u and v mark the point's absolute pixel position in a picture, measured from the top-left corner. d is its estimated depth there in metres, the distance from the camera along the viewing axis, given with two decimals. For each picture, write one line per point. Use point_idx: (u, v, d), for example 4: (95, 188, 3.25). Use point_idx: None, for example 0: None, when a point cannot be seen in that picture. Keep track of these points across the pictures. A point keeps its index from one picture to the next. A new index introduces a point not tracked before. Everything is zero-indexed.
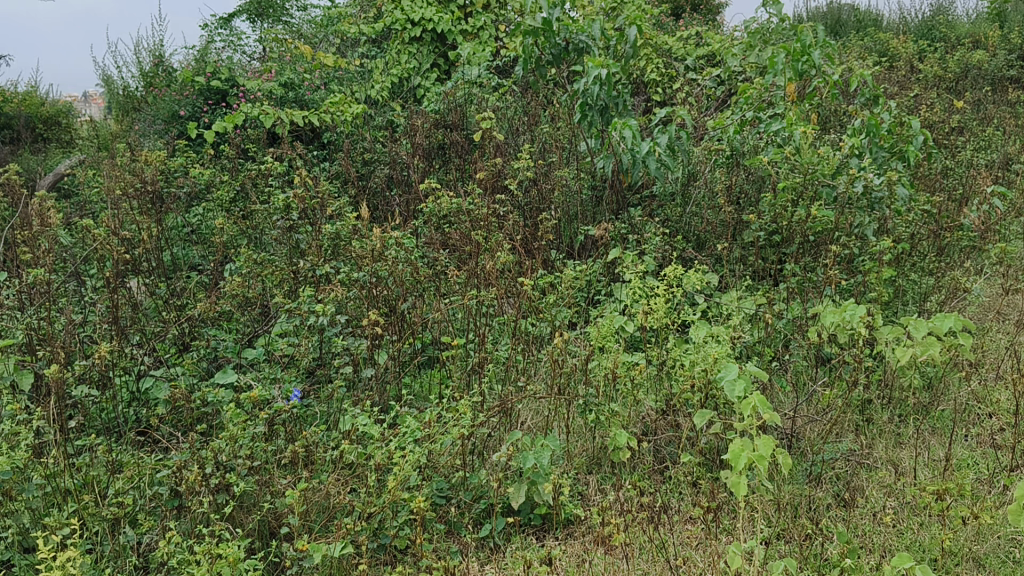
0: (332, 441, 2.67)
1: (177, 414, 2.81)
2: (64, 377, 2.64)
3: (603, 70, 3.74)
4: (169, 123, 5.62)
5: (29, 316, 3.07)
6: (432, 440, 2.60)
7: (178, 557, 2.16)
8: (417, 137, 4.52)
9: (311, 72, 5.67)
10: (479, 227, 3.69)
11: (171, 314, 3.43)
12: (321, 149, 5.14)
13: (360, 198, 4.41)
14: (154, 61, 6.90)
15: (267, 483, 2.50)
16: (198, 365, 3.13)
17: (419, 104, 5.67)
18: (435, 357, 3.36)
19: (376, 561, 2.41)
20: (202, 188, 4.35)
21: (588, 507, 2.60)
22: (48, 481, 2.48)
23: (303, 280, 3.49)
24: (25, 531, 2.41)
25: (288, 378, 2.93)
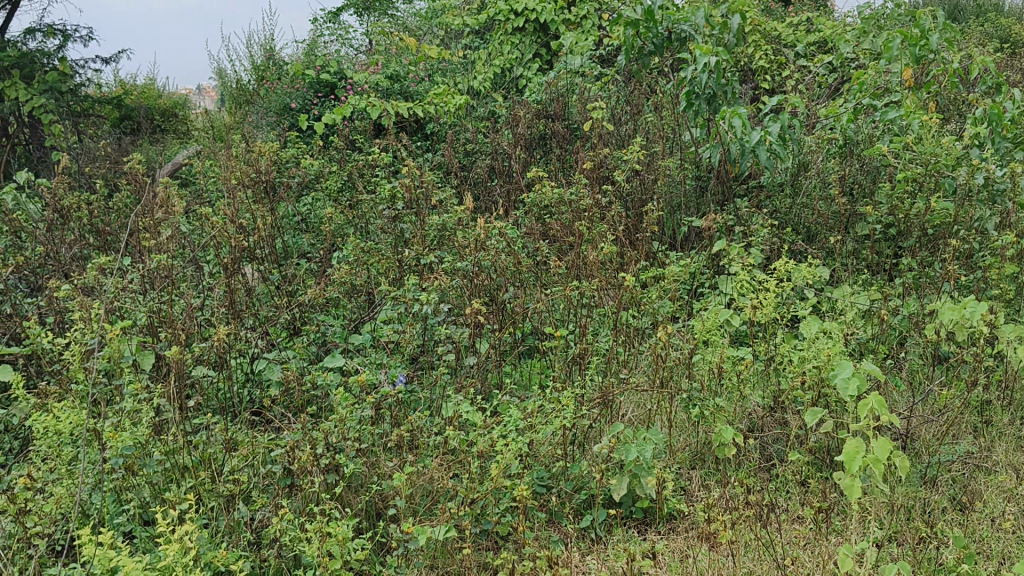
0: (435, 427, 2.71)
1: (288, 397, 2.90)
2: (184, 358, 2.75)
3: (711, 58, 3.57)
4: (280, 115, 5.86)
5: (150, 300, 3.21)
6: (534, 430, 2.60)
7: (290, 535, 2.23)
8: (519, 127, 4.51)
9: (415, 64, 5.76)
10: (582, 217, 3.67)
11: (281, 300, 3.54)
12: (424, 140, 5.22)
13: (462, 188, 4.46)
14: (266, 55, 7.15)
15: (374, 466, 2.55)
16: (308, 350, 3.22)
17: (521, 95, 5.67)
18: (536, 347, 3.36)
19: (478, 546, 2.42)
20: (312, 179, 4.46)
21: (692, 503, 2.55)
22: (168, 457, 2.60)
23: (409, 269, 3.58)
24: (145, 504, 2.52)
25: (393, 364, 2.98)
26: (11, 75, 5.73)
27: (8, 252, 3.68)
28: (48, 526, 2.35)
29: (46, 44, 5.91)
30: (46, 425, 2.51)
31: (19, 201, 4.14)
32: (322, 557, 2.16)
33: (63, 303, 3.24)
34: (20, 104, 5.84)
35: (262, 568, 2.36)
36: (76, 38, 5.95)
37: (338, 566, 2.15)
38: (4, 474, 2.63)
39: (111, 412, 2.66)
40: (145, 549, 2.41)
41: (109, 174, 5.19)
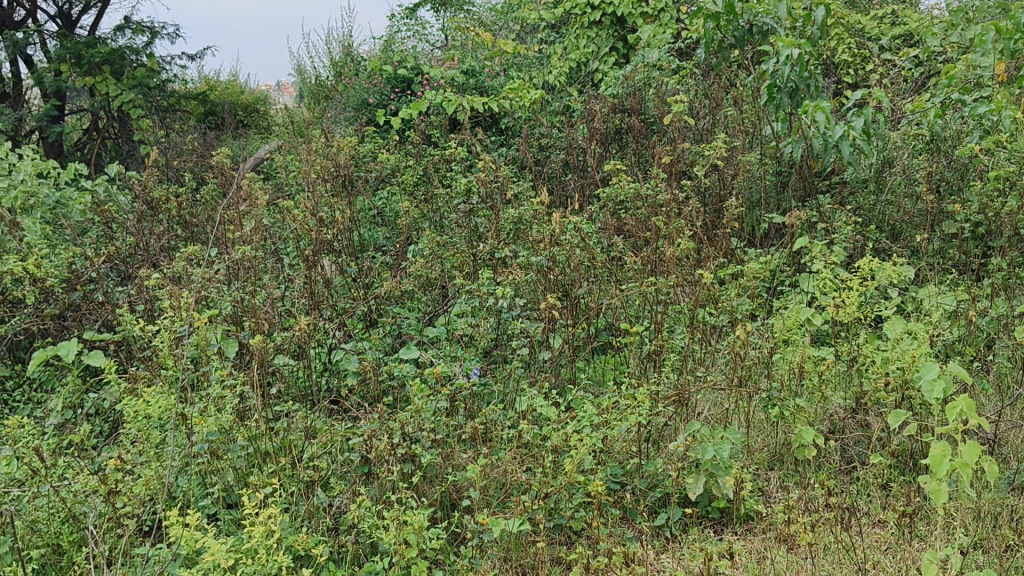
0: (509, 420, 2.71)
1: (364, 387, 2.95)
2: (266, 347, 2.82)
3: (794, 50, 3.46)
4: (358, 110, 6.00)
5: (233, 290, 3.30)
6: (608, 426, 2.57)
7: (367, 522, 2.27)
8: (595, 122, 4.48)
9: (491, 59, 5.79)
10: (659, 212, 3.64)
11: (358, 292, 3.61)
12: (499, 134, 5.28)
13: (537, 182, 4.47)
14: (344, 52, 7.27)
15: (448, 457, 2.58)
16: (383, 341, 3.26)
17: (596, 90, 5.64)
18: (610, 343, 3.34)
19: (552, 541, 2.43)
20: (389, 173, 4.52)
21: (769, 503, 2.52)
22: (250, 442, 2.68)
23: (484, 263, 3.60)
24: (229, 488, 2.63)
25: (467, 357, 2.99)
26: (102, 71, 5.95)
27: (100, 242, 3.82)
28: (137, 507, 2.44)
29: (135, 41, 6.11)
30: (137, 409, 2.60)
31: (111, 192, 4.29)
32: (399, 545, 2.19)
33: (152, 292, 3.35)
34: (110, 99, 6.06)
35: (339, 553, 2.41)
36: (163, 34, 6.13)
37: (413, 555, 2.18)
38: (97, 454, 2.74)
39: (197, 397, 2.74)
40: (229, 531, 2.50)
41: (194, 167, 5.34)
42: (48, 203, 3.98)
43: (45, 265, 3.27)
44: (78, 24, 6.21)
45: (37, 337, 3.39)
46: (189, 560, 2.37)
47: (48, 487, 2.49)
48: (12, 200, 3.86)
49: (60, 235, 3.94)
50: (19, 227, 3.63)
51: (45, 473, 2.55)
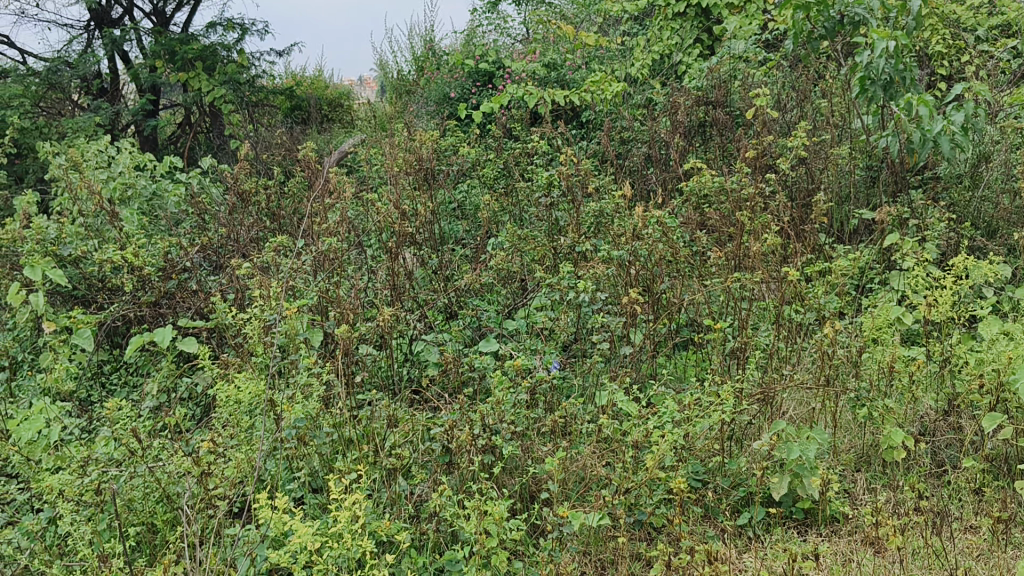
0: (589, 414, 2.69)
1: (444, 378, 2.98)
2: (351, 337, 2.88)
3: (891, 42, 3.36)
4: (440, 104, 6.10)
5: (319, 281, 3.40)
6: (690, 423, 2.51)
7: (449, 510, 2.30)
8: (678, 115, 4.44)
9: (573, 51, 5.79)
10: (743, 207, 3.58)
11: (438, 284, 3.64)
12: (579, 128, 5.33)
13: (618, 176, 4.45)
14: (426, 46, 7.36)
15: (529, 449, 2.59)
16: (464, 332, 3.29)
17: (679, 82, 5.59)
18: (691, 339, 3.30)
19: (632, 536, 2.42)
20: (471, 166, 4.56)
21: (856, 506, 2.47)
22: (336, 429, 2.78)
23: (565, 257, 3.59)
24: (314, 472, 2.72)
25: (547, 351, 2.96)
26: (195, 67, 6.14)
27: (194, 233, 3.95)
28: (229, 489, 2.53)
29: (226, 37, 6.29)
30: (228, 394, 2.71)
31: (204, 184, 4.43)
32: (480, 535, 2.21)
33: (244, 281, 3.46)
34: (202, 95, 6.26)
35: (421, 540, 2.45)
36: (253, 31, 6.29)
37: (493, 545, 2.20)
38: (190, 437, 2.83)
39: (286, 384, 2.82)
40: (314, 514, 2.57)
41: (282, 160, 5.47)
42: (144, 195, 4.13)
43: (142, 255, 3.41)
44: (172, 21, 6.42)
45: (134, 323, 3.53)
46: (277, 542, 2.44)
47: (144, 467, 2.57)
48: (111, 192, 4.01)
49: (156, 226, 4.09)
50: (118, 218, 3.79)
51: (141, 453, 2.64)
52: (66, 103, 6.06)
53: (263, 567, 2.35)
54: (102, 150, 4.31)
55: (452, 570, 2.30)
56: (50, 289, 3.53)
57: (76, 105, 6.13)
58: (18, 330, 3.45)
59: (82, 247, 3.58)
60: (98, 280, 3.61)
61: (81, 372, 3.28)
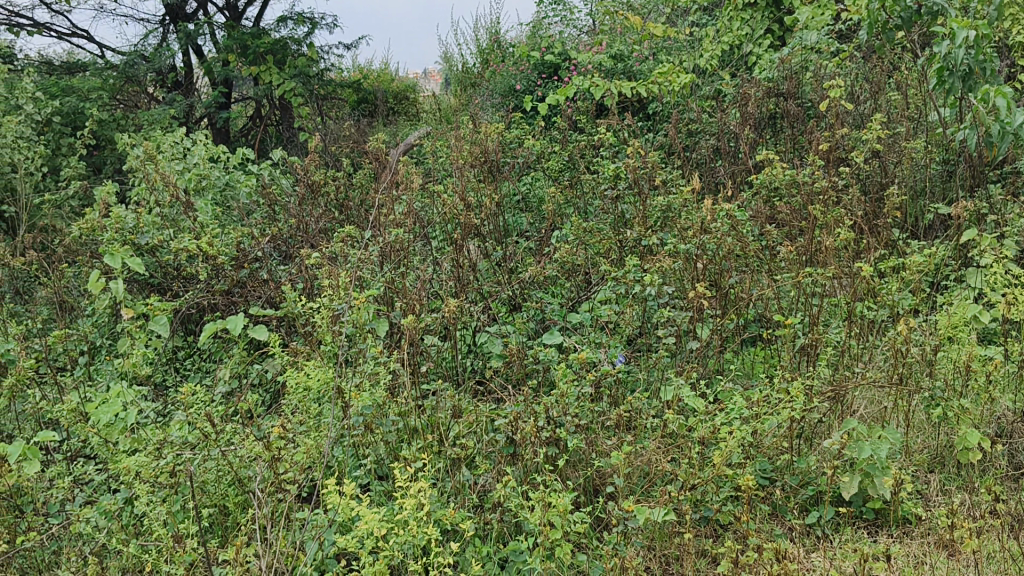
0: (654, 409, 2.67)
1: (508, 369, 2.99)
2: (417, 327, 2.91)
3: (971, 32, 3.24)
4: (506, 96, 6.17)
5: (387, 272, 3.44)
6: (759, 420, 2.47)
7: (513, 501, 2.31)
8: (748, 107, 4.36)
9: (640, 42, 5.75)
10: (813, 201, 3.52)
11: (502, 276, 3.63)
12: (646, 120, 5.30)
13: (685, 169, 4.41)
14: (492, 38, 7.38)
15: (593, 443, 2.58)
16: (528, 324, 3.29)
17: (749, 73, 5.51)
18: (760, 335, 3.25)
19: (698, 532, 2.39)
20: (536, 158, 4.56)
21: (928, 507, 2.42)
22: (401, 418, 2.81)
23: (630, 250, 3.57)
24: (380, 460, 2.76)
25: (613, 344, 2.93)
26: (266, 61, 6.25)
27: (265, 223, 4.03)
28: (298, 473, 2.58)
29: (296, 31, 6.39)
30: (298, 381, 2.81)
31: (275, 175, 4.51)
32: (544, 526, 2.21)
33: (313, 271, 3.52)
34: (272, 88, 6.38)
35: (485, 530, 2.46)
36: (322, 25, 6.38)
37: (558, 536, 2.19)
38: (260, 422, 2.90)
39: (353, 373, 2.86)
40: (379, 501, 2.60)
41: (350, 152, 5.55)
42: (218, 186, 4.23)
43: (216, 244, 3.56)
44: (244, 15, 6.54)
45: (207, 310, 3.62)
46: (344, 527, 2.48)
47: (218, 450, 2.64)
48: (186, 182, 4.12)
49: (229, 216, 4.19)
50: (192, 208, 3.88)
51: (214, 437, 2.71)
52: (142, 95, 6.20)
53: (330, 552, 2.39)
54: (177, 142, 4.42)
55: (516, 561, 2.31)
56: (128, 276, 3.66)
57: (152, 98, 6.26)
58: (98, 316, 3.57)
59: (158, 237, 3.69)
60: (173, 269, 3.72)
61: (157, 357, 3.38)
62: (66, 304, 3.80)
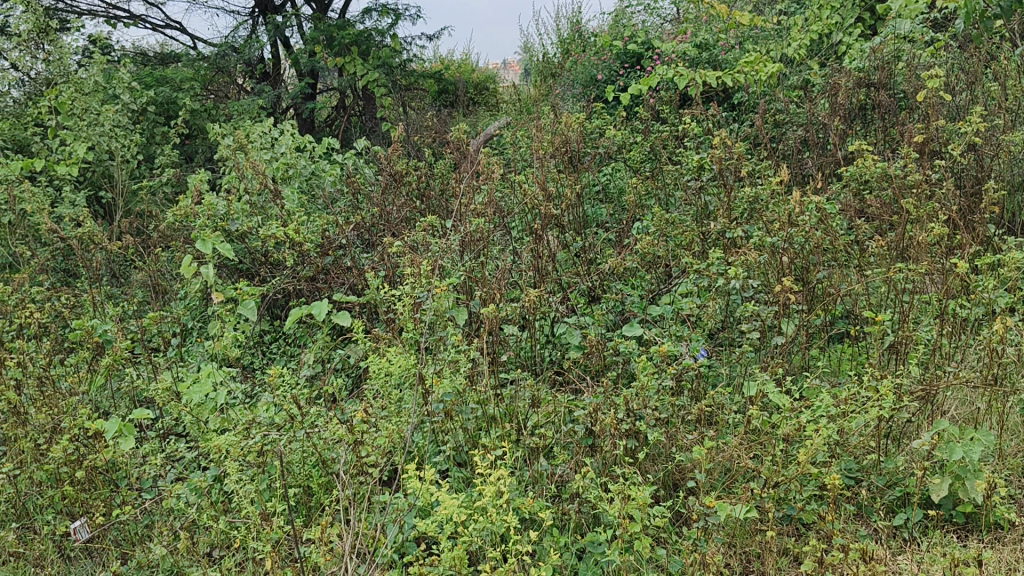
0: (737, 404, 2.62)
1: (587, 360, 2.98)
2: (498, 316, 2.93)
3: None
4: (586, 86, 6.23)
5: (467, 261, 3.47)
6: (845, 418, 2.41)
7: (592, 493, 2.30)
8: (837, 97, 4.26)
9: (725, 31, 5.67)
10: (905, 195, 3.41)
11: (581, 267, 3.61)
12: (730, 110, 5.22)
13: (770, 160, 4.33)
14: (574, 28, 7.37)
15: (674, 437, 2.55)
16: (607, 316, 3.28)
17: (838, 63, 5.37)
18: (847, 332, 3.17)
19: (780, 531, 2.35)
20: (618, 149, 4.54)
21: (1023, 514, 2.33)
22: (480, 406, 2.83)
23: (714, 242, 3.52)
24: (459, 447, 2.78)
25: (695, 338, 2.90)
26: (350, 52, 6.34)
27: (348, 212, 4.11)
28: (379, 457, 2.62)
29: (380, 22, 6.46)
30: (380, 367, 2.85)
31: (359, 165, 4.59)
32: (623, 519, 2.18)
33: (395, 259, 3.57)
34: (356, 79, 6.48)
35: (562, 520, 2.47)
36: (406, 16, 6.44)
37: (637, 530, 2.16)
38: (344, 406, 2.96)
39: (434, 360, 2.90)
40: (458, 487, 2.64)
41: (432, 142, 5.61)
42: (304, 174, 4.33)
43: (302, 231, 3.64)
44: (330, 7, 6.65)
45: (293, 296, 3.72)
46: (423, 512, 2.52)
47: (303, 432, 2.70)
48: (274, 171, 4.25)
49: (314, 204, 4.28)
50: (280, 196, 3.98)
51: (300, 419, 2.77)
52: (232, 86, 6.46)
53: (410, 536, 2.42)
54: (267, 131, 4.53)
55: (594, 552, 2.31)
56: (219, 262, 3.79)
57: (241, 88, 6.51)
58: (189, 299, 3.71)
59: (246, 223, 3.80)
60: (260, 255, 3.83)
61: (245, 341, 3.49)
62: (160, 287, 3.94)
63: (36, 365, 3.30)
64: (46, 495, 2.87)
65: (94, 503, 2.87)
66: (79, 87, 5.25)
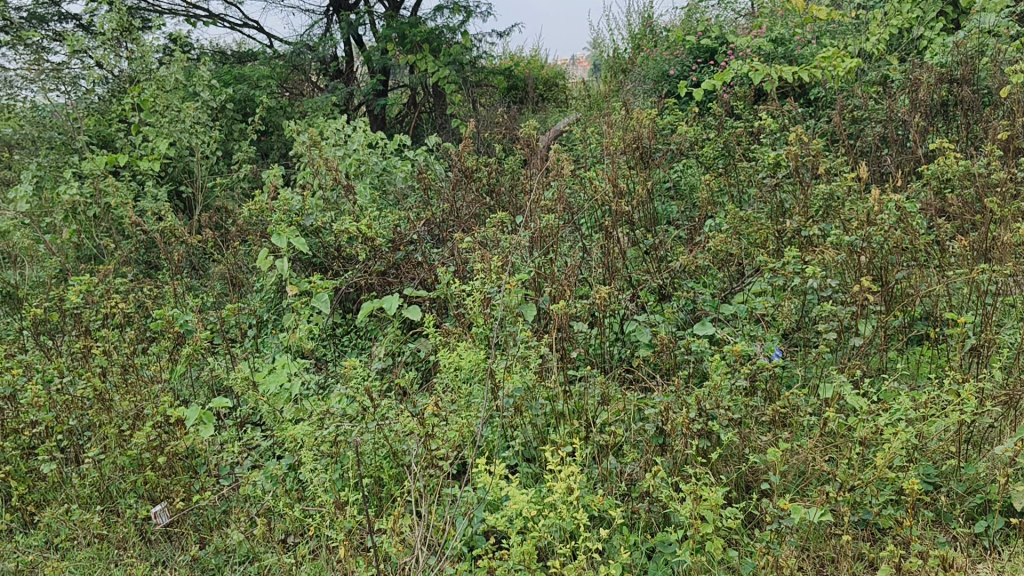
0: (812, 406, 2.58)
1: (658, 358, 2.96)
2: (569, 312, 2.93)
3: None
4: (658, 82, 6.12)
5: (536, 258, 3.48)
6: (925, 422, 2.36)
7: (663, 492, 2.29)
8: (919, 92, 4.15)
9: (801, 26, 5.58)
10: (989, 195, 3.32)
11: (651, 265, 3.58)
12: (805, 106, 5.14)
13: (847, 157, 4.25)
14: (645, 23, 7.34)
15: (747, 438, 2.52)
16: (678, 314, 3.25)
17: (919, 58, 5.25)
18: (927, 334, 3.09)
19: (855, 535, 2.31)
20: (690, 145, 4.50)
21: None
22: (550, 402, 2.84)
23: (789, 240, 3.47)
24: (528, 443, 2.80)
25: (768, 338, 2.86)
26: (422, 50, 6.40)
27: (420, 208, 4.16)
28: (450, 451, 2.66)
29: (452, 19, 6.51)
30: (451, 361, 2.88)
31: (430, 161, 4.64)
32: (694, 520, 2.16)
33: (466, 255, 3.61)
34: (427, 75, 6.55)
35: (632, 518, 2.46)
36: (477, 13, 6.48)
37: (709, 530, 2.15)
38: (415, 399, 3.00)
39: (504, 356, 2.92)
40: (527, 482, 2.65)
41: (502, 139, 5.65)
42: (376, 170, 4.40)
43: (375, 226, 3.69)
44: (403, 4, 6.72)
45: (365, 290, 3.79)
46: (493, 506, 2.54)
47: (375, 424, 2.74)
48: (347, 167, 4.33)
49: (386, 200, 4.34)
50: (353, 191, 4.05)
51: (371, 410, 2.82)
52: (306, 83, 6.62)
53: (479, 530, 2.45)
54: (341, 128, 4.61)
55: (664, 552, 2.30)
56: (294, 256, 3.88)
57: (315, 86, 6.66)
58: (265, 292, 3.80)
59: (321, 218, 3.87)
60: (333, 249, 3.91)
61: (319, 333, 3.56)
62: (237, 280, 4.04)
63: (120, 353, 3.42)
64: (129, 479, 2.96)
65: (174, 489, 2.96)
66: (161, 85, 5.40)
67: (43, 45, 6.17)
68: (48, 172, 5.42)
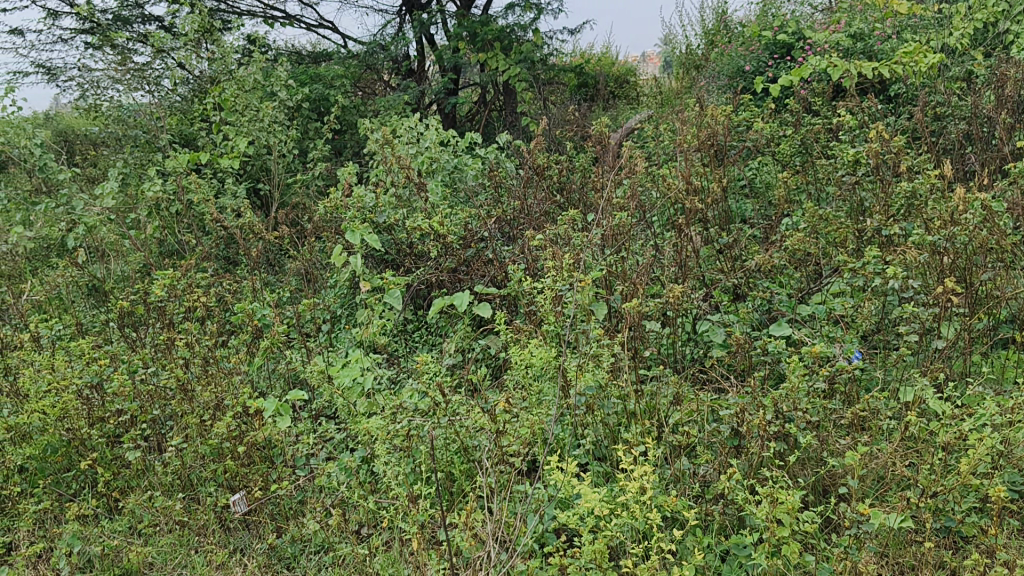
0: (892, 410, 2.53)
1: (732, 359, 2.93)
2: (642, 311, 2.92)
3: None
4: (733, 78, 6.07)
5: (608, 256, 3.48)
6: (1011, 428, 2.29)
7: (737, 493, 2.27)
8: (1007, 88, 4.03)
9: (882, 21, 5.46)
10: None
11: (725, 264, 3.54)
12: (885, 103, 5.03)
13: (929, 155, 4.15)
14: (719, 19, 7.26)
15: (824, 441, 2.48)
16: (753, 314, 3.22)
17: (1006, 53, 5.09)
18: (1012, 338, 3.00)
19: (937, 543, 2.26)
20: (765, 143, 4.45)
21: None
22: (622, 401, 2.84)
23: (869, 240, 3.40)
24: (599, 441, 2.81)
25: (847, 339, 2.80)
26: (494, 48, 6.44)
27: (491, 205, 4.19)
28: (522, 448, 2.68)
29: (523, 17, 6.53)
30: (523, 358, 2.90)
31: (502, 159, 4.67)
32: (772, 522, 2.14)
33: (538, 252, 3.62)
34: (498, 73, 6.58)
35: (705, 520, 2.45)
36: (548, 10, 6.48)
37: (785, 534, 2.12)
38: (487, 395, 3.02)
39: (577, 353, 2.93)
40: (599, 481, 2.66)
41: (574, 136, 5.65)
42: (448, 168, 4.44)
43: (448, 224, 3.73)
44: (474, 3, 6.77)
45: (438, 287, 3.83)
46: (564, 503, 2.55)
47: (447, 419, 2.77)
48: (420, 165, 4.38)
49: (457, 197, 4.38)
50: (425, 189, 4.09)
51: (443, 406, 2.83)
52: (379, 83, 6.72)
53: (551, 527, 2.46)
54: (414, 126, 4.67)
55: (739, 554, 2.29)
56: (367, 253, 3.94)
57: (387, 85, 6.75)
58: (340, 288, 3.87)
59: (395, 216, 3.93)
60: (406, 246, 3.96)
61: (392, 329, 3.62)
62: (312, 276, 4.13)
63: (202, 346, 3.52)
64: (209, 468, 3.05)
65: (252, 478, 3.02)
66: (240, 85, 5.54)
67: (128, 46, 6.40)
68: (133, 170, 5.61)
